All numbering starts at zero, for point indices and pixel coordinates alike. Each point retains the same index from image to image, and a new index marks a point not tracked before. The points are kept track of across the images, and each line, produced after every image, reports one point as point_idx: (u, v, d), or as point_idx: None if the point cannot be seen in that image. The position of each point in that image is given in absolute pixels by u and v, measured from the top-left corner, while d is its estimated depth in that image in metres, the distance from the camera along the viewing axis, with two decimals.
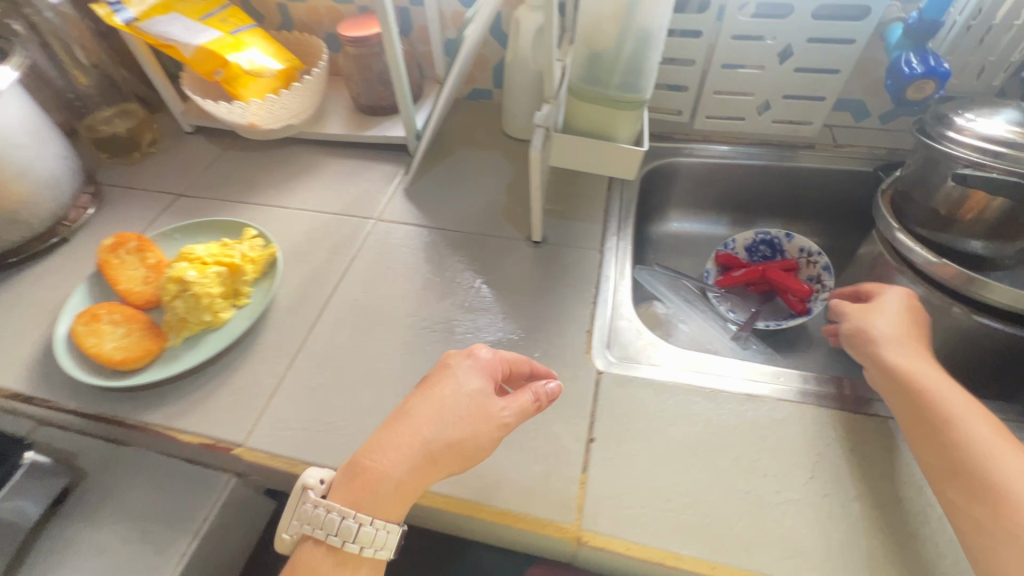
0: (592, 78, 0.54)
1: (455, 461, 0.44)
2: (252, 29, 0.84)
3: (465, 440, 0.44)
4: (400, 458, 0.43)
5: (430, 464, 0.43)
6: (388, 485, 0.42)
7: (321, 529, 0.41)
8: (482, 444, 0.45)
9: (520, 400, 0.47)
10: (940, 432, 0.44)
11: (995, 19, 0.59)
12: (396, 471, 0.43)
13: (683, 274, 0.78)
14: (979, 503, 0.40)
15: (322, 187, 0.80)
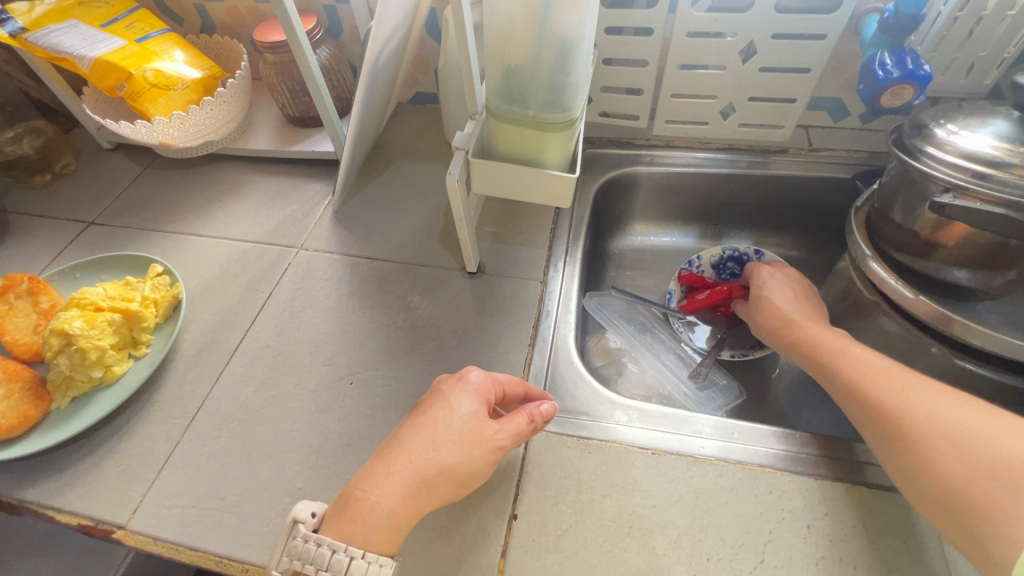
0: (510, 96, 0.46)
1: (452, 491, 0.39)
2: (165, 35, 0.76)
3: (464, 473, 0.39)
4: (398, 489, 0.37)
5: (427, 496, 0.38)
6: (384, 521, 0.36)
7: (312, 566, 0.35)
8: (480, 473, 0.40)
9: (515, 423, 0.42)
10: (852, 387, 0.45)
11: (986, 9, 0.51)
12: (394, 504, 0.37)
13: (642, 298, 0.71)
14: (886, 432, 0.41)
15: (244, 211, 0.73)
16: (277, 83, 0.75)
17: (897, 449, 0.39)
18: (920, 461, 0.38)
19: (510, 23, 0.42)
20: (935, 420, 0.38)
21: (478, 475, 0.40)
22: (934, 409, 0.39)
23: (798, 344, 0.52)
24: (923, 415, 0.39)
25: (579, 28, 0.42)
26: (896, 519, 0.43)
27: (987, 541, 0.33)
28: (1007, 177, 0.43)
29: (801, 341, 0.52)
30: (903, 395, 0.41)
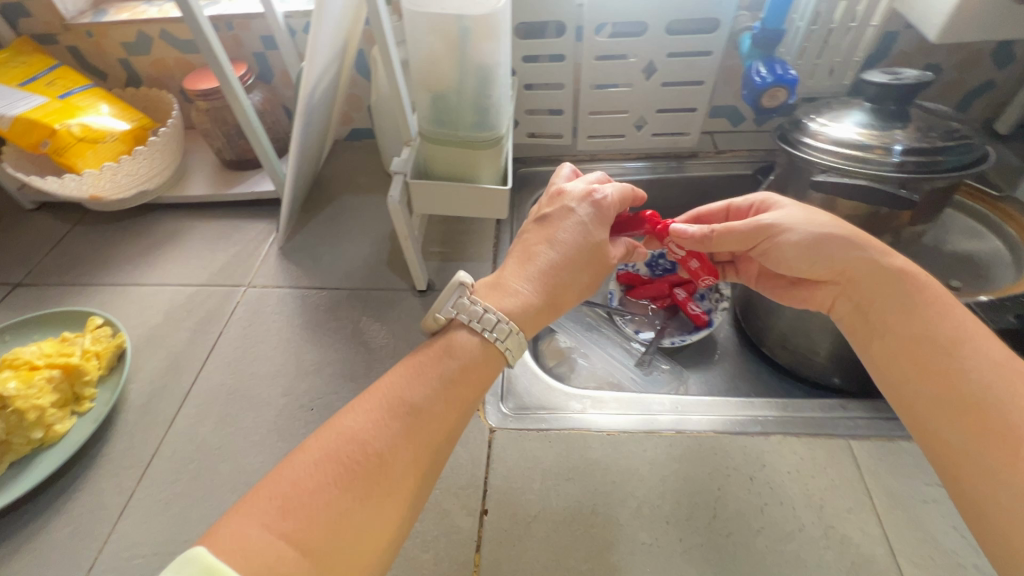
0: (441, 120, 0.51)
1: (570, 296, 0.43)
2: (88, 90, 0.76)
3: (586, 272, 0.44)
4: (529, 284, 0.41)
5: (550, 297, 0.42)
6: (515, 308, 0.40)
7: (487, 332, 0.38)
8: (595, 279, 0.45)
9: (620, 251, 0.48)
10: (906, 330, 0.38)
11: (834, 22, 0.61)
12: (531, 295, 0.41)
13: (586, 299, 0.75)
14: (1006, 455, 0.31)
15: (186, 256, 0.72)
16: (210, 129, 0.76)
17: (1017, 487, 0.30)
18: (1005, 457, 0.31)
19: (433, 54, 0.47)
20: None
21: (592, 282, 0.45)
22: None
23: (886, 287, 0.40)
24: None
25: (495, 56, 0.47)
26: (824, 461, 0.48)
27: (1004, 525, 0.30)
28: (867, 156, 0.51)
29: (888, 276, 0.41)
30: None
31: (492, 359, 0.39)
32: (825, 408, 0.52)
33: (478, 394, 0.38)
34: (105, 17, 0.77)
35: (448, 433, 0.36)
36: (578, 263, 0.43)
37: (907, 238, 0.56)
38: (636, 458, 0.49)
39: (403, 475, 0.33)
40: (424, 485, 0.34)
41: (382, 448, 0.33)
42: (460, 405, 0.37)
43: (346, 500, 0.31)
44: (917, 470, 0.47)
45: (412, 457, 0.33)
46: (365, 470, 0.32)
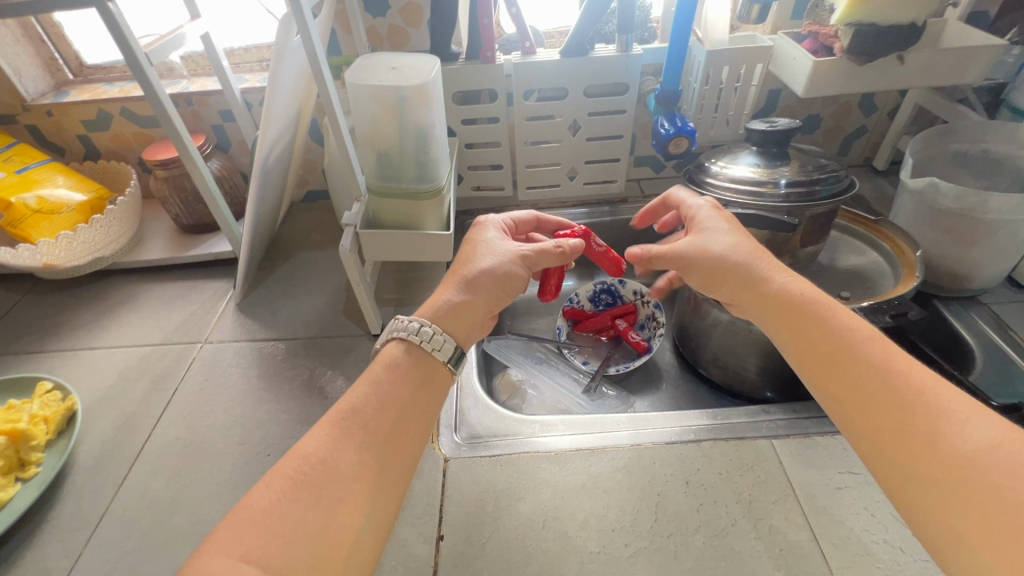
0: (385, 176, 0.57)
1: (496, 296, 0.49)
2: (46, 164, 0.79)
3: (508, 275, 0.49)
4: (458, 290, 0.48)
5: (478, 297, 0.48)
6: (442, 312, 0.46)
7: (416, 335, 0.43)
8: (519, 279, 0.50)
9: (544, 244, 0.52)
10: (806, 348, 0.41)
11: (722, 82, 0.72)
12: (460, 298, 0.47)
13: (537, 336, 0.80)
14: (911, 453, 0.33)
15: (142, 318, 0.74)
16: (168, 195, 0.80)
17: (924, 478, 0.32)
18: (913, 458, 0.33)
19: (374, 118, 0.53)
20: (987, 459, 0.30)
21: (517, 281, 0.51)
22: (989, 445, 0.31)
23: (779, 307, 0.44)
24: (967, 451, 0.31)
25: (430, 119, 0.54)
26: (750, 461, 0.52)
27: (928, 523, 0.32)
28: (761, 190, 0.60)
29: (779, 297, 0.44)
30: (941, 412, 0.33)
31: (434, 371, 0.43)
32: (749, 412, 0.57)
33: (412, 392, 0.41)
34: (66, 97, 0.82)
35: (390, 431, 0.39)
36: (499, 267, 0.49)
37: (804, 258, 0.64)
38: (582, 475, 0.52)
39: (350, 477, 0.35)
40: (379, 484, 0.36)
41: (326, 455, 0.36)
42: (397, 402, 0.40)
43: (299, 509, 0.33)
44: (830, 461, 0.52)
45: (356, 458, 0.36)
46: (311, 478, 0.35)
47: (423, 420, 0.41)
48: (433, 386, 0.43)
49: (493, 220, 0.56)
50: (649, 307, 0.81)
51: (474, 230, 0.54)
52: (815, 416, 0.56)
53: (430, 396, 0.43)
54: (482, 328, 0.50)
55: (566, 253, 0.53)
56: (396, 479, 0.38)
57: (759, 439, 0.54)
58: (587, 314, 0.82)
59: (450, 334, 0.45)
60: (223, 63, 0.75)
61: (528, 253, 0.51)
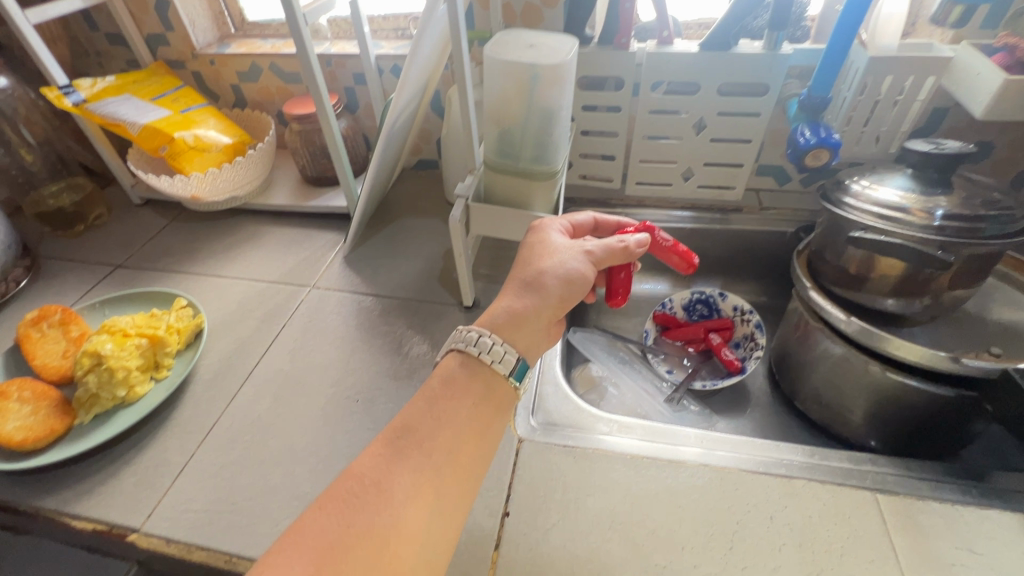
0: (504, 151, 0.57)
1: (562, 298, 0.49)
2: (204, 108, 0.88)
3: (574, 275, 0.49)
4: (519, 294, 0.49)
5: (539, 300, 0.48)
6: (501, 320, 0.47)
7: (476, 346, 0.45)
8: (585, 278, 0.50)
9: (607, 240, 0.52)
10: None
11: (881, 94, 0.64)
12: (523, 305, 0.48)
13: (621, 336, 0.78)
14: None
15: (263, 256, 0.81)
16: (299, 147, 0.86)
17: None
18: None
19: (503, 94, 0.54)
20: None
21: (581, 282, 0.50)
22: None
23: None
24: None
25: (558, 100, 0.53)
26: (847, 512, 0.48)
27: None
28: (907, 218, 0.53)
29: None
30: None
31: (494, 381, 0.45)
32: (853, 459, 0.52)
33: (471, 408, 0.43)
34: (227, 49, 0.91)
35: (447, 455, 0.40)
36: (564, 267, 0.49)
37: (948, 301, 0.57)
38: (657, 485, 0.50)
39: (405, 500, 0.37)
40: (435, 508, 0.38)
41: (380, 476, 0.37)
42: (453, 421, 0.41)
43: (352, 530, 0.34)
44: (945, 532, 0.46)
45: (411, 481, 0.37)
46: (366, 495, 0.36)
47: (481, 439, 0.42)
48: (492, 401, 0.44)
49: (552, 220, 0.56)
50: (748, 326, 0.76)
51: (535, 231, 0.54)
52: (932, 480, 0.50)
53: (489, 414, 0.44)
54: (547, 328, 0.50)
55: (631, 248, 0.52)
56: (452, 501, 0.39)
57: (862, 490, 0.49)
58: (679, 322, 0.79)
59: (511, 342, 0.46)
60: (365, 28, 0.79)
61: (592, 250, 0.51)
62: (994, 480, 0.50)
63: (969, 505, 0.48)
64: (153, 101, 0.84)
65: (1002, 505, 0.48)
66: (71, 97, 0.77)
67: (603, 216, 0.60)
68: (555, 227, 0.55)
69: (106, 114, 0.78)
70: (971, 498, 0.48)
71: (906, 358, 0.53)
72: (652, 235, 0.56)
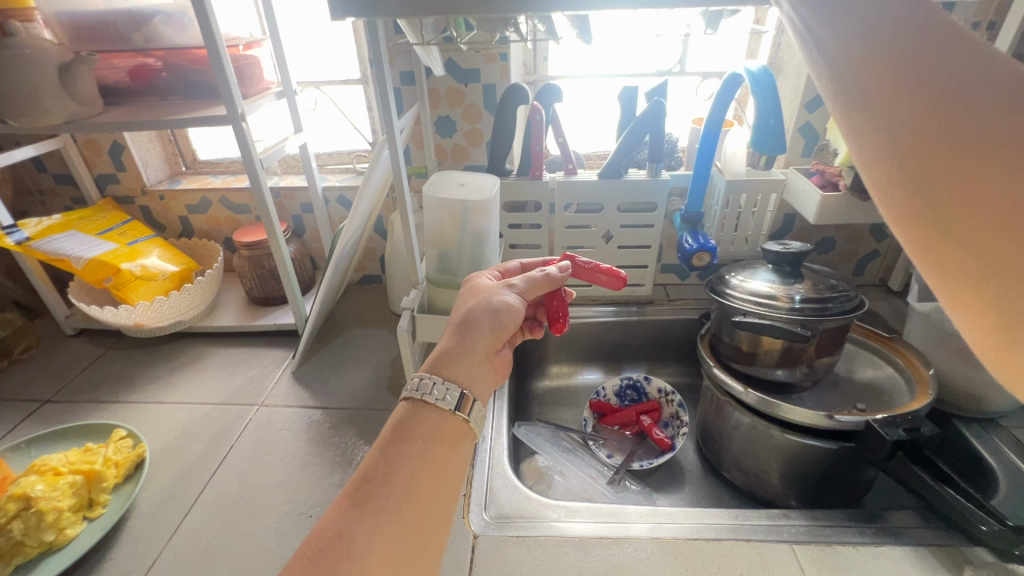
0: (444, 269, 0.66)
1: (494, 330, 0.54)
2: (151, 239, 0.93)
3: (502, 307, 0.55)
4: (453, 335, 0.53)
5: (470, 335, 0.53)
6: (437, 361, 0.51)
7: (426, 393, 0.47)
8: (514, 310, 0.56)
9: (530, 274, 0.59)
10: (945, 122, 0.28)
11: (741, 206, 0.82)
12: (455, 342, 0.52)
13: (563, 426, 0.84)
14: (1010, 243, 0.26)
15: (208, 377, 0.82)
16: (247, 271, 0.91)
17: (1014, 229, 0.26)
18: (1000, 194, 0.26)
19: (440, 223, 0.63)
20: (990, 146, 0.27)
21: (510, 312, 0.56)
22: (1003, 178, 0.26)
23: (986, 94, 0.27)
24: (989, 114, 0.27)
25: (487, 226, 0.64)
26: (772, 563, 0.53)
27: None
28: (774, 303, 0.66)
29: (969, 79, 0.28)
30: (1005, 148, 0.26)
31: (446, 420, 0.46)
32: (771, 517, 0.59)
33: (425, 447, 0.44)
34: (178, 185, 0.98)
35: (406, 497, 0.41)
36: (491, 300, 0.55)
37: (819, 367, 0.69)
38: (607, 563, 0.54)
39: (367, 549, 0.37)
40: (399, 554, 0.38)
41: (342, 532, 0.38)
42: (408, 462, 0.42)
43: None
44: (853, 572, 0.52)
45: (371, 532, 0.38)
46: (326, 553, 0.36)
47: (439, 476, 0.43)
48: (447, 437, 0.46)
49: (483, 273, 0.63)
50: (673, 405, 0.85)
51: (466, 283, 0.60)
52: (837, 526, 0.58)
53: (445, 450, 0.45)
54: (484, 360, 0.53)
55: (553, 275, 0.59)
56: (417, 546, 0.40)
57: (783, 544, 0.55)
58: (613, 408, 0.86)
59: (451, 380, 0.49)
60: (313, 166, 0.89)
61: (516, 285, 0.57)
62: (885, 519, 0.58)
63: (868, 544, 0.55)
64: (98, 236, 0.87)
65: (894, 541, 0.56)
66: (13, 237, 0.80)
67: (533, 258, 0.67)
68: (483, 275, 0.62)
69: (48, 249, 0.80)
70: (868, 538, 0.56)
71: (798, 419, 0.63)
72: (575, 262, 0.62)
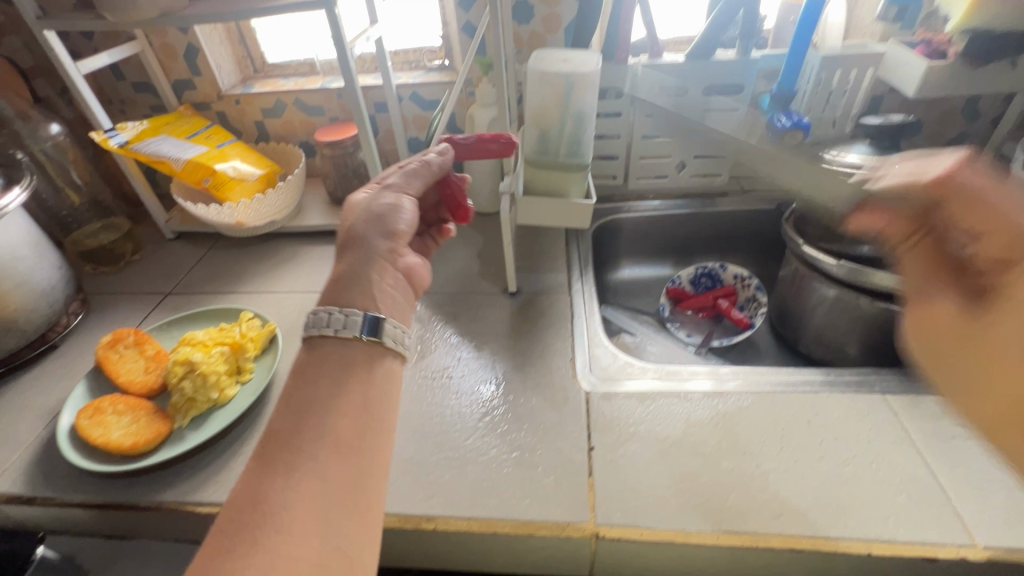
0: (543, 150, 0.68)
1: (384, 243, 0.52)
2: (233, 143, 0.95)
3: (383, 211, 0.53)
4: (351, 259, 0.51)
5: (363, 254, 0.51)
6: (331, 290, 0.48)
7: (327, 325, 0.45)
8: (396, 210, 0.54)
9: (411, 163, 0.58)
10: None
11: (833, 85, 0.80)
12: (352, 264, 0.50)
13: (641, 311, 0.90)
14: None
15: (309, 270, 0.87)
16: (330, 171, 0.94)
17: None
18: None
19: (543, 101, 0.64)
20: None
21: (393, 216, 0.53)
22: None
23: None
24: None
25: (590, 102, 0.64)
26: (866, 410, 0.58)
27: None
28: (873, 175, 0.67)
29: None
30: None
31: (354, 347, 0.45)
32: (862, 373, 0.63)
33: (337, 388, 0.43)
34: (252, 89, 0.98)
35: (322, 444, 0.40)
36: (374, 214, 0.53)
37: None
38: (713, 411, 0.59)
39: (287, 501, 0.37)
40: (325, 499, 0.38)
41: (255, 497, 0.37)
42: (318, 408, 0.41)
43: (238, 557, 0.34)
44: (944, 416, 0.57)
45: (290, 485, 0.38)
46: (248, 517, 0.36)
47: (354, 414, 0.42)
48: (356, 371, 0.45)
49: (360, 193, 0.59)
50: (749, 289, 0.88)
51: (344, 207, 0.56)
52: (926, 380, 0.62)
53: (357, 384, 0.44)
54: (387, 277, 0.51)
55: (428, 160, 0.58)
56: (343, 489, 0.39)
57: (877, 394, 0.60)
58: (689, 294, 0.90)
59: (353, 304, 0.47)
60: (388, 60, 0.89)
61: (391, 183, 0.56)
62: None
63: None
64: (186, 140, 0.90)
65: None
66: (115, 139, 0.83)
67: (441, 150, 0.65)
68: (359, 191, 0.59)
69: (147, 151, 0.83)
70: None
71: (889, 285, 0.65)
72: (453, 142, 0.61)
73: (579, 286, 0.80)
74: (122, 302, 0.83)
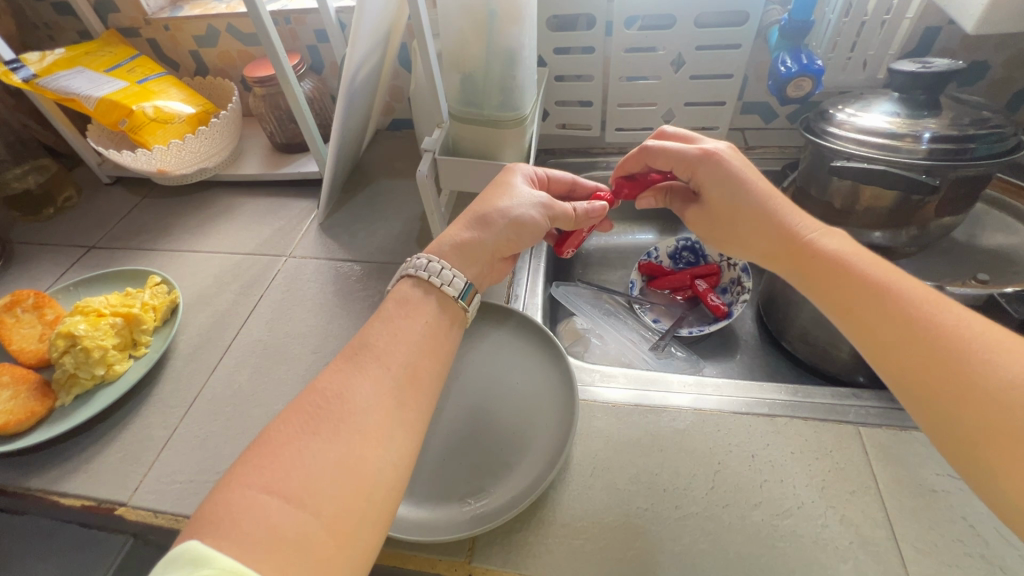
0: (468, 100, 0.55)
1: (506, 241, 0.47)
2: (162, 77, 0.84)
3: (522, 223, 0.47)
4: (468, 228, 0.47)
5: (486, 237, 0.47)
6: (447, 249, 0.45)
7: (424, 271, 0.43)
8: (535, 227, 0.49)
9: (566, 205, 0.51)
10: None
11: (868, 14, 0.62)
12: (469, 239, 0.46)
13: (607, 289, 0.78)
14: None
15: (238, 227, 0.79)
16: (265, 113, 0.83)
17: None
18: None
19: (462, 37, 0.51)
20: None
21: (529, 235, 0.49)
22: None
23: None
24: None
25: (520, 39, 0.50)
26: (830, 446, 0.47)
27: None
28: (893, 143, 0.51)
29: None
30: None
31: (445, 305, 0.42)
32: (837, 394, 0.52)
33: (427, 323, 0.40)
34: (180, 12, 0.86)
35: (407, 367, 0.37)
36: (510, 213, 0.47)
37: (934, 231, 0.56)
38: (639, 433, 0.50)
39: (366, 404, 0.34)
40: (398, 418, 0.35)
41: (341, 393, 0.34)
42: (410, 335, 0.39)
43: (316, 442, 0.32)
44: (924, 460, 0.46)
45: (372, 391, 0.35)
46: (327, 410, 0.33)
47: (438, 354, 0.40)
48: (448, 316, 0.42)
49: (524, 167, 0.54)
50: (735, 270, 0.74)
51: (503, 174, 0.53)
52: None
53: (444, 328, 0.42)
54: (489, 267, 0.48)
55: (578, 211, 0.51)
56: (417, 419, 0.36)
57: (848, 428, 0.49)
58: (665, 271, 0.77)
59: (460, 268, 0.44)
60: None
61: (548, 205, 0.50)
62: None
63: None
64: (103, 74, 0.79)
65: None
66: (18, 73, 0.73)
67: (585, 179, 0.58)
68: (529, 174, 0.53)
69: (54, 88, 0.73)
70: None
71: None
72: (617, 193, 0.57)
73: (524, 262, 0.69)
74: (42, 254, 0.78)
